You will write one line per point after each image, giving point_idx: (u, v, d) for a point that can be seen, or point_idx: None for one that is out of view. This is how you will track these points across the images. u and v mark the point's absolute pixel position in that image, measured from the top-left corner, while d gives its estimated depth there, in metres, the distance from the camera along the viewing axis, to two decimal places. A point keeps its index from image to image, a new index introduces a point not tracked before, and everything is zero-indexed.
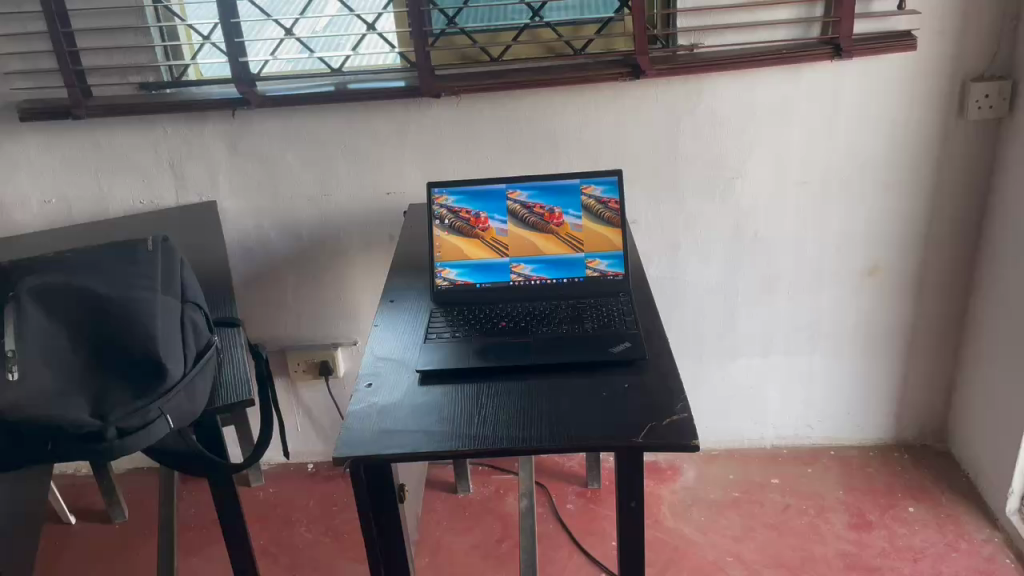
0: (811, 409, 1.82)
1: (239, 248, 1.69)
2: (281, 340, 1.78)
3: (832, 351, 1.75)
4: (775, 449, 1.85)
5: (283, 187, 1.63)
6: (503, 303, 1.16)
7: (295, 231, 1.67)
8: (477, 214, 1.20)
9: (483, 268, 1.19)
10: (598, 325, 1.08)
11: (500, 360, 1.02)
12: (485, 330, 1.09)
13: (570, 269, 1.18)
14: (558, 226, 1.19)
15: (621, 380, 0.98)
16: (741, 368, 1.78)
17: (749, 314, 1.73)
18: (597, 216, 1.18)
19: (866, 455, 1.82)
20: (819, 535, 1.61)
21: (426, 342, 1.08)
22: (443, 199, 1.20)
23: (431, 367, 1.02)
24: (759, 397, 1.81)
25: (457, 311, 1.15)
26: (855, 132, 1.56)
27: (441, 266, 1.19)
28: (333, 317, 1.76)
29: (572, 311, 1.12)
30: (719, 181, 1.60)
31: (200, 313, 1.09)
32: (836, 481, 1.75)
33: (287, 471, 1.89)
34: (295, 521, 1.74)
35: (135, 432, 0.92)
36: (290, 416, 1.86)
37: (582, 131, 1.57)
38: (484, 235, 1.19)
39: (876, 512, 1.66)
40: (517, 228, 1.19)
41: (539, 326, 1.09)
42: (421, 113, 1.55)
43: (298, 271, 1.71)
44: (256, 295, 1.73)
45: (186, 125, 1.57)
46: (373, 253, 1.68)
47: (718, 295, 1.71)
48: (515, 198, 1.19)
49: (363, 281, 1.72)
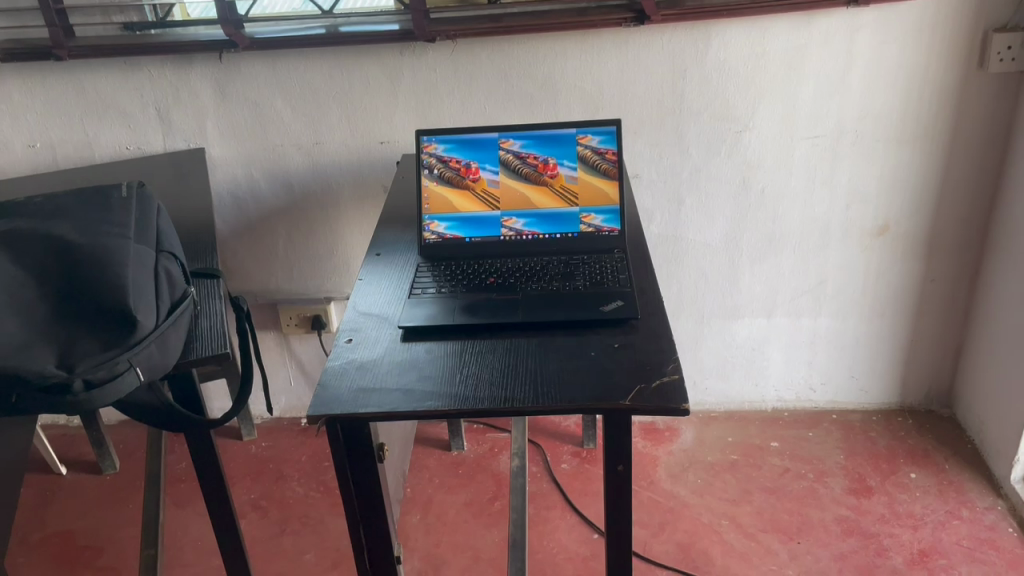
0: (814, 371, 1.77)
1: (229, 198, 1.64)
2: (273, 292, 1.74)
3: (837, 313, 1.71)
4: (776, 411, 1.81)
5: (273, 135, 1.57)
6: (492, 258, 1.11)
7: (286, 180, 1.62)
8: (468, 164, 1.14)
9: (473, 221, 1.14)
10: (590, 283, 1.03)
11: (486, 318, 0.98)
12: (473, 287, 1.05)
13: (564, 223, 1.13)
14: (552, 178, 1.13)
15: (612, 340, 0.94)
16: (743, 329, 1.73)
17: (753, 273, 1.67)
18: (594, 168, 1.13)
19: (869, 419, 1.78)
20: (817, 500, 1.58)
21: (411, 298, 1.03)
22: (433, 147, 1.14)
23: (413, 324, 0.98)
24: (761, 359, 1.76)
25: (445, 265, 1.10)
26: (869, 83, 1.49)
27: (429, 218, 1.14)
28: (325, 270, 1.71)
29: (564, 268, 1.07)
30: (725, 134, 1.54)
31: (176, 264, 1.04)
32: (837, 445, 1.71)
33: (279, 425, 1.87)
34: (286, 476, 1.72)
35: (102, 385, 0.88)
36: (282, 370, 1.83)
37: (584, 80, 1.50)
38: (475, 186, 1.14)
39: (876, 477, 1.62)
40: (510, 179, 1.14)
41: (530, 283, 1.04)
42: (415, 59, 1.49)
43: (290, 222, 1.67)
44: (247, 246, 1.69)
45: (172, 68, 1.51)
46: (366, 203, 1.64)
47: (721, 253, 1.66)
48: (508, 147, 1.14)
49: (357, 233, 1.67)
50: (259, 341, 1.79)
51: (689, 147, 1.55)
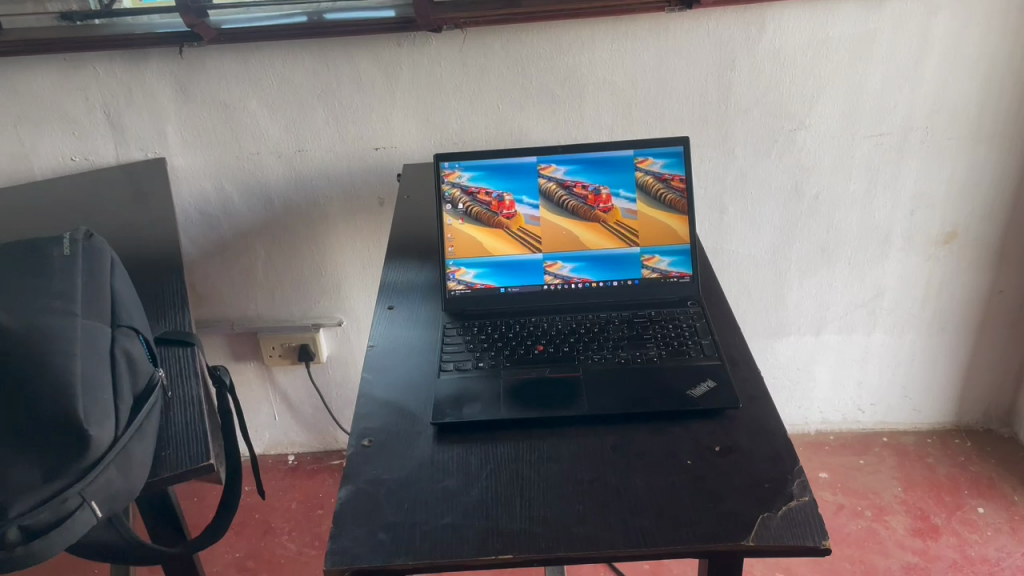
0: (863, 391, 1.59)
1: (197, 214, 1.40)
2: (252, 319, 1.51)
3: (893, 328, 1.52)
4: (820, 435, 1.64)
5: (247, 141, 1.33)
6: (536, 316, 0.89)
7: (263, 193, 1.39)
8: (500, 196, 0.92)
9: (509, 267, 0.92)
10: (666, 353, 0.82)
11: (543, 409, 0.77)
12: (517, 359, 0.83)
13: (622, 268, 0.92)
14: (605, 212, 0.92)
15: (708, 442, 0.73)
16: (788, 348, 1.55)
17: (802, 288, 1.48)
18: (657, 199, 0.92)
19: (924, 442, 1.61)
20: (879, 545, 1.40)
21: (441, 376, 0.82)
22: (455, 176, 0.92)
23: (450, 420, 0.77)
24: (806, 379, 1.58)
25: (477, 324, 0.89)
26: (945, 74, 1.27)
27: (454, 264, 0.92)
28: (314, 294, 1.49)
29: (628, 331, 0.86)
30: (777, 133, 1.33)
31: (137, 341, 0.81)
32: (893, 475, 1.54)
33: (264, 464, 1.66)
34: (275, 528, 1.51)
35: (46, 532, 0.66)
36: (265, 404, 1.61)
37: (615, 72, 1.27)
38: (509, 224, 0.92)
39: (941, 514, 1.45)
40: (552, 214, 0.92)
41: (589, 353, 0.83)
42: (415, 51, 1.25)
43: (270, 240, 1.43)
44: (221, 269, 1.46)
45: (123, 64, 1.26)
46: (359, 218, 1.41)
47: (767, 267, 1.46)
48: (549, 174, 0.92)
49: (349, 251, 1.44)
50: (238, 374, 1.57)
51: (735, 148, 1.34)
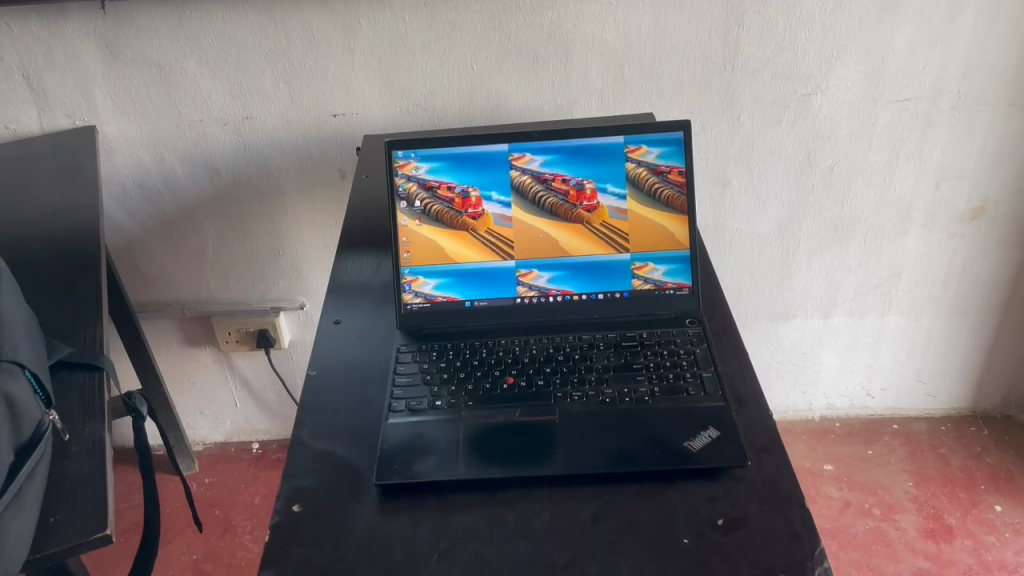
0: (874, 375, 1.47)
1: (135, 187, 1.25)
2: (205, 302, 1.37)
3: (910, 311, 1.39)
4: (824, 421, 1.52)
5: (186, 107, 1.17)
6: (506, 337, 0.76)
7: (209, 165, 1.23)
8: (465, 192, 0.77)
9: (475, 277, 0.78)
10: (659, 390, 0.69)
11: (510, 467, 0.63)
12: (482, 396, 0.70)
13: (609, 278, 0.78)
14: (590, 211, 0.77)
15: (709, 513, 0.60)
16: (794, 331, 1.41)
17: (811, 267, 1.34)
18: (651, 196, 0.77)
19: (937, 430, 1.49)
20: (888, 548, 1.30)
21: (391, 418, 0.68)
22: (411, 167, 0.77)
23: (397, 480, 0.63)
24: (812, 363, 1.45)
25: (436, 347, 0.75)
26: (984, 30, 1.11)
27: (410, 274, 0.78)
28: (272, 275, 1.34)
29: (615, 359, 0.72)
30: (790, 98, 1.17)
31: (22, 377, 0.67)
32: (903, 468, 1.42)
33: (226, 453, 1.54)
34: (235, 527, 1.40)
35: None
36: (224, 390, 1.48)
37: (606, 29, 1.10)
38: (476, 225, 0.78)
39: (956, 514, 1.34)
40: (526, 213, 0.77)
41: (568, 389, 0.70)
42: (375, 4, 1.08)
43: (219, 216, 1.28)
44: (168, 247, 1.31)
45: (38, 19, 1.08)
46: (318, 192, 1.26)
47: (773, 245, 1.31)
48: (523, 165, 0.77)
49: (309, 228, 1.30)
50: (193, 360, 1.44)
51: (741, 115, 1.18)
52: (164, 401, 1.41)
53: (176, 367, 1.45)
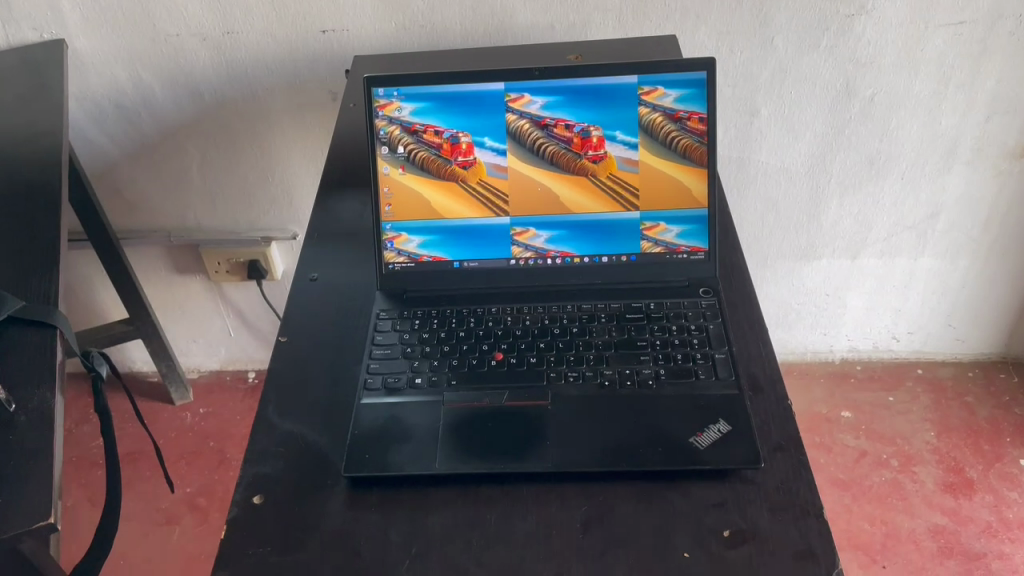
0: (901, 319, 1.39)
1: (111, 106, 1.16)
2: (193, 229, 1.30)
3: (945, 253, 1.29)
4: (845, 364, 1.45)
5: (161, 21, 1.06)
6: (497, 304, 0.68)
7: (189, 84, 1.13)
8: (454, 137, 0.68)
9: (465, 234, 0.70)
10: (665, 374, 0.61)
11: (492, 461, 0.56)
12: (467, 374, 0.63)
13: (615, 240, 0.69)
14: (595, 162, 0.68)
15: (714, 522, 0.53)
16: (819, 271, 1.32)
17: (841, 205, 1.24)
18: (666, 146, 0.67)
19: (964, 376, 1.41)
20: (904, 502, 1.24)
21: (365, 397, 0.61)
22: (393, 108, 0.68)
23: (365, 473, 0.57)
24: (837, 305, 1.37)
25: (419, 314, 0.67)
26: None
27: (392, 230, 0.70)
28: (262, 201, 1.26)
29: (617, 335, 0.64)
30: (831, 19, 1.04)
31: None
32: (925, 417, 1.35)
33: (222, 382, 1.50)
34: (230, 460, 1.37)
35: None
36: (218, 319, 1.42)
37: None
38: (466, 175, 0.69)
39: (977, 467, 1.28)
40: (524, 163, 0.68)
41: (563, 369, 0.62)
42: None
43: (203, 139, 1.19)
44: (150, 172, 1.23)
45: None
46: (308, 115, 1.16)
47: (801, 180, 1.21)
48: (521, 107, 0.68)
49: (299, 153, 1.21)
50: (184, 288, 1.38)
51: (775, 39, 1.06)
52: (154, 331, 1.36)
53: (167, 295, 1.39)
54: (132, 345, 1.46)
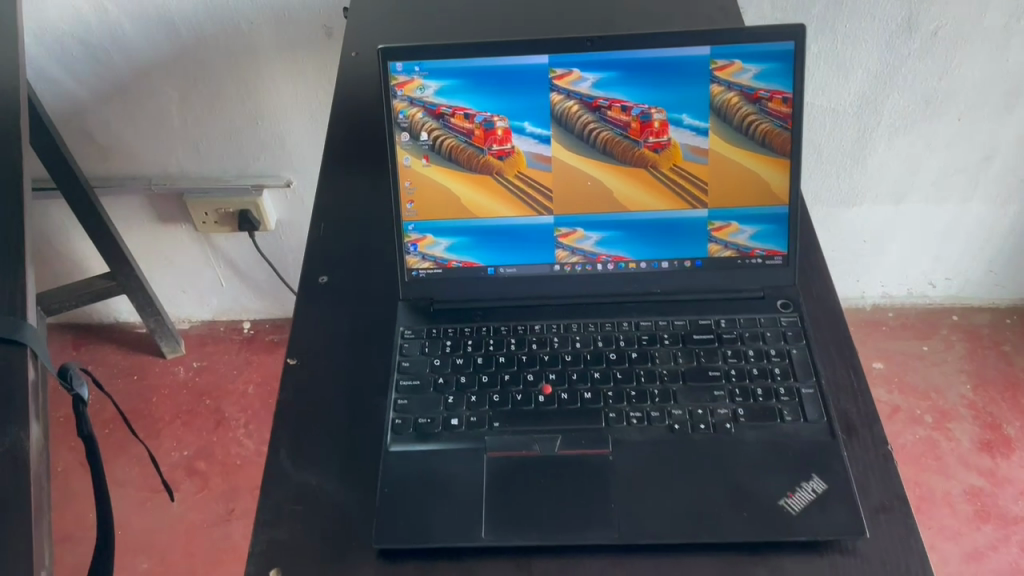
0: (940, 264, 1.30)
1: (77, 44, 1.02)
2: (176, 176, 1.18)
3: (995, 197, 1.19)
4: (876, 310, 1.37)
5: None
6: (540, 321, 0.58)
7: (163, 17, 0.99)
8: (487, 121, 0.57)
9: (500, 235, 0.59)
10: (744, 415, 0.52)
11: (548, 530, 0.48)
12: (511, 413, 0.53)
13: (678, 241, 0.59)
14: (656, 151, 0.57)
15: None
16: (858, 216, 1.23)
17: (890, 147, 1.13)
18: (742, 132, 0.56)
19: (1001, 323, 1.34)
20: (938, 462, 1.19)
21: (393, 443, 0.52)
22: (414, 86, 0.56)
23: (398, 543, 0.48)
24: (873, 250, 1.28)
25: (450, 334, 0.58)
26: None
27: (415, 231, 0.59)
28: (252, 147, 1.14)
29: (685, 362, 0.55)
30: None
31: None
32: (960, 368, 1.29)
33: (215, 333, 1.40)
34: (229, 420, 1.29)
35: None
36: (208, 269, 1.32)
37: None
38: (502, 166, 0.58)
39: (1015, 423, 1.22)
40: (571, 152, 0.57)
41: (623, 407, 0.53)
42: None
43: (182, 79, 1.06)
44: (124, 115, 1.10)
45: None
46: (301, 52, 1.03)
47: (848, 121, 1.10)
48: (567, 85, 0.56)
49: (291, 94, 1.07)
50: (169, 238, 1.27)
51: None
52: (139, 286, 1.25)
53: (151, 245, 1.28)
54: (119, 299, 1.37)
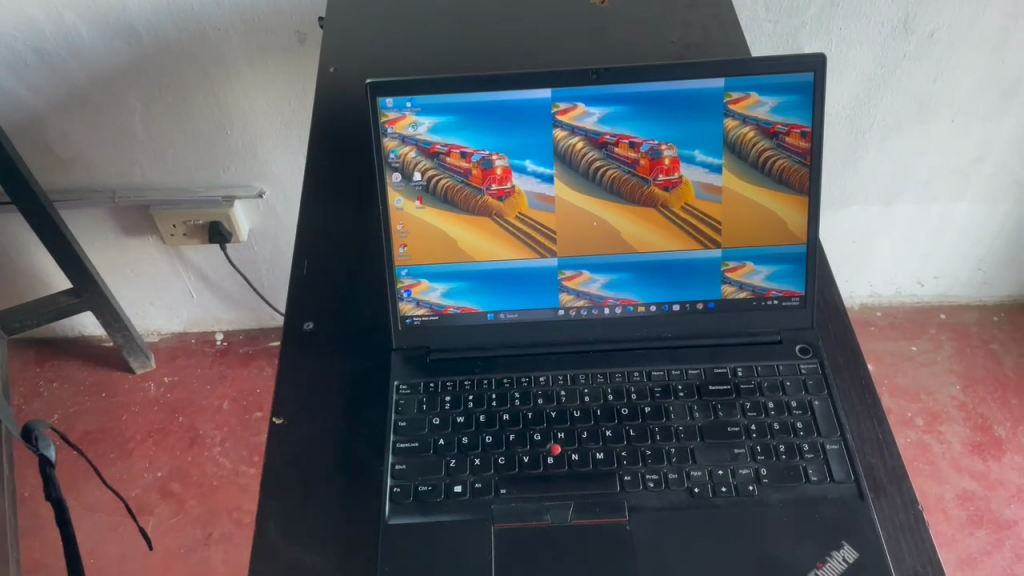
0: (929, 263, 1.28)
1: (30, 52, 0.95)
2: (141, 188, 1.12)
3: (986, 197, 1.18)
4: (865, 310, 1.36)
5: None
6: (546, 372, 0.54)
7: (123, 23, 0.93)
8: (486, 160, 0.54)
9: (500, 278, 0.56)
10: (767, 475, 0.49)
11: None
12: (519, 477, 0.50)
13: (690, 283, 0.56)
14: (665, 190, 0.54)
15: None
16: (848, 218, 1.20)
17: (882, 150, 1.10)
18: (757, 168, 0.53)
19: (989, 321, 1.33)
20: (930, 466, 1.17)
21: (393, 514, 0.48)
22: (406, 123, 0.53)
23: None
24: (863, 250, 1.26)
25: (449, 389, 0.54)
26: None
27: (410, 276, 0.55)
28: (221, 156, 1.08)
29: (701, 417, 0.52)
30: None
31: None
32: (950, 368, 1.27)
33: (186, 345, 1.35)
34: (204, 438, 1.24)
35: None
36: (177, 280, 1.26)
37: None
38: (502, 207, 0.54)
39: (1006, 424, 1.20)
40: (576, 192, 0.54)
41: (639, 469, 0.50)
42: None
43: (145, 88, 1.00)
44: (83, 125, 1.04)
45: None
46: (272, 58, 0.97)
47: (841, 124, 1.07)
48: (570, 121, 0.53)
49: (262, 101, 1.02)
50: (135, 250, 1.21)
51: None
52: (105, 301, 1.19)
53: (116, 258, 1.22)
54: (85, 315, 1.32)
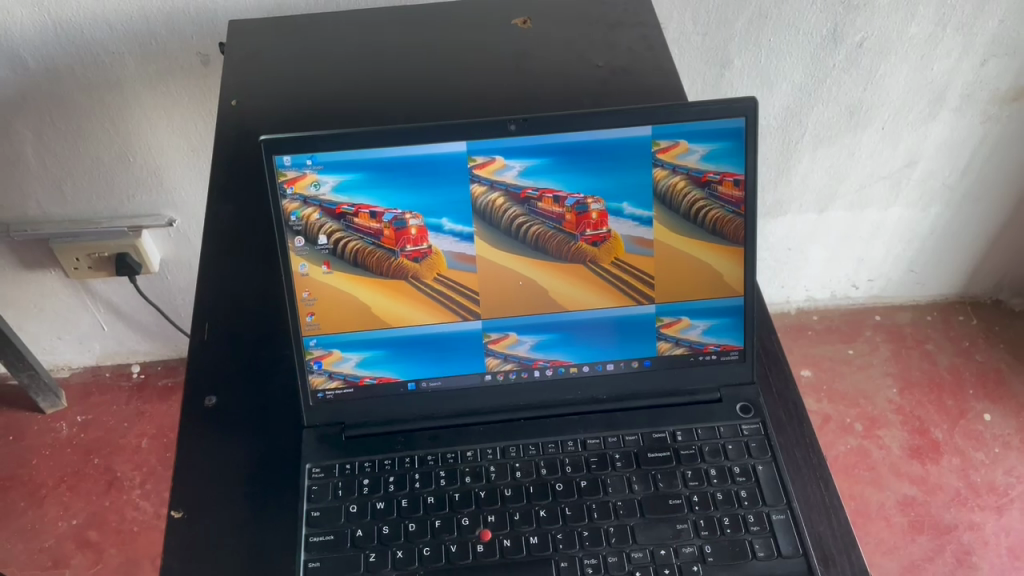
0: (862, 267, 1.28)
1: None
2: (37, 221, 1.03)
3: (916, 202, 1.17)
4: (802, 314, 1.35)
5: None
6: (473, 445, 0.50)
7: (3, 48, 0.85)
8: (398, 219, 0.49)
9: (420, 343, 0.51)
10: (712, 554, 0.45)
11: None
12: (445, 569, 0.45)
13: (625, 340, 0.52)
14: (592, 243, 0.50)
15: None
16: (782, 226, 1.19)
17: (814, 158, 1.09)
18: (689, 220, 0.49)
19: (922, 322, 1.33)
20: (871, 472, 1.17)
21: None
22: (307, 182, 0.48)
23: None
24: (798, 257, 1.25)
25: (367, 470, 0.49)
26: None
27: (322, 347, 0.51)
28: (123, 185, 1.01)
29: (641, 490, 0.48)
30: None
31: None
32: (886, 371, 1.27)
33: (100, 381, 1.27)
34: (122, 481, 1.17)
35: None
36: (85, 314, 1.18)
37: None
38: (417, 268, 0.50)
39: (943, 426, 1.21)
40: (498, 251, 0.50)
41: (576, 553, 0.46)
42: None
43: (33, 117, 0.92)
44: None
45: None
46: (173, 82, 0.90)
47: (773, 134, 1.05)
48: (488, 174, 0.49)
49: (163, 127, 0.95)
50: (36, 285, 1.12)
51: None
52: (6, 341, 1.11)
53: (16, 294, 1.13)
54: None
